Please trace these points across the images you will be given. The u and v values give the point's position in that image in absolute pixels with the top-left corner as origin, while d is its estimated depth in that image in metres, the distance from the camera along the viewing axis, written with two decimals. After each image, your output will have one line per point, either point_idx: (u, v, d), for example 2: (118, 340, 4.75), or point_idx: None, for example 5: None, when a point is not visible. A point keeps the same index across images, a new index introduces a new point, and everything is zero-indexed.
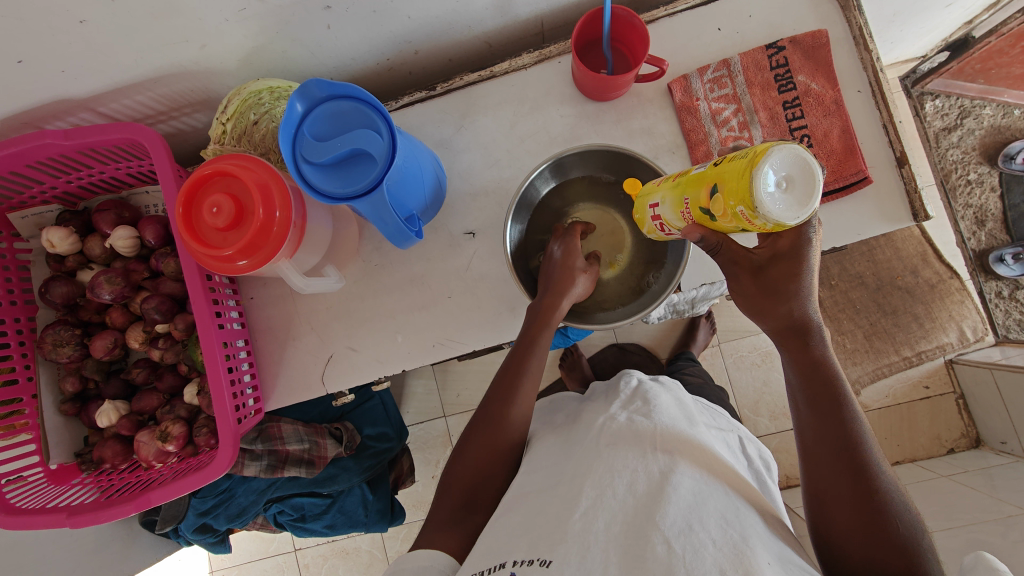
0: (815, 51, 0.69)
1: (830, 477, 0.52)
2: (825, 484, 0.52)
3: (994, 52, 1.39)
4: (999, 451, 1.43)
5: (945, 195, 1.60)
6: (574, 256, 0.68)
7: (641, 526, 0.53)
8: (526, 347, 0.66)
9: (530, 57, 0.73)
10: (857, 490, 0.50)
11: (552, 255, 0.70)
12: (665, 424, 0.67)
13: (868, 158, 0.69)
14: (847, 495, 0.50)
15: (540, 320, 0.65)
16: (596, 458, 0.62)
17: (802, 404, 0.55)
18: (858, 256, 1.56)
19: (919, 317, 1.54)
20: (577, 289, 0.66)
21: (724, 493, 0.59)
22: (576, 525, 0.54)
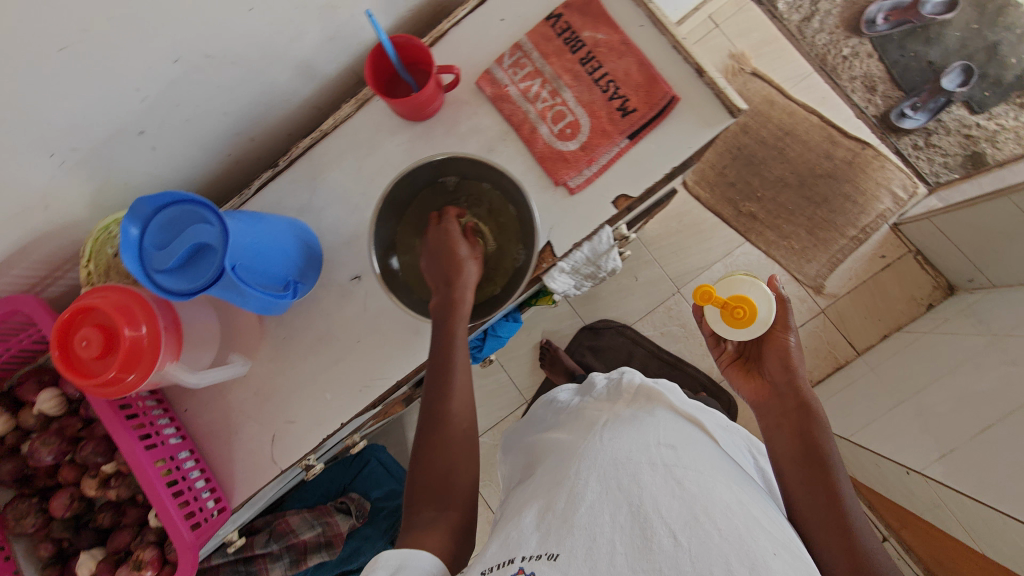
0: (589, 7, 0.74)
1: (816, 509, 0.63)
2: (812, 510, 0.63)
3: None
4: (971, 289, 1.45)
5: (829, 77, 1.63)
6: (454, 243, 0.71)
7: (648, 514, 0.56)
8: (443, 354, 0.69)
9: (351, 105, 0.79)
10: (845, 525, 0.61)
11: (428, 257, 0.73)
12: (666, 422, 0.70)
13: (672, 79, 0.73)
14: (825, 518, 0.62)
15: (450, 319, 0.69)
16: (596, 452, 0.66)
17: (796, 457, 0.67)
18: (771, 162, 1.61)
19: (850, 195, 1.57)
20: (464, 285, 0.69)
21: (728, 483, 0.62)
22: (584, 520, 0.57)
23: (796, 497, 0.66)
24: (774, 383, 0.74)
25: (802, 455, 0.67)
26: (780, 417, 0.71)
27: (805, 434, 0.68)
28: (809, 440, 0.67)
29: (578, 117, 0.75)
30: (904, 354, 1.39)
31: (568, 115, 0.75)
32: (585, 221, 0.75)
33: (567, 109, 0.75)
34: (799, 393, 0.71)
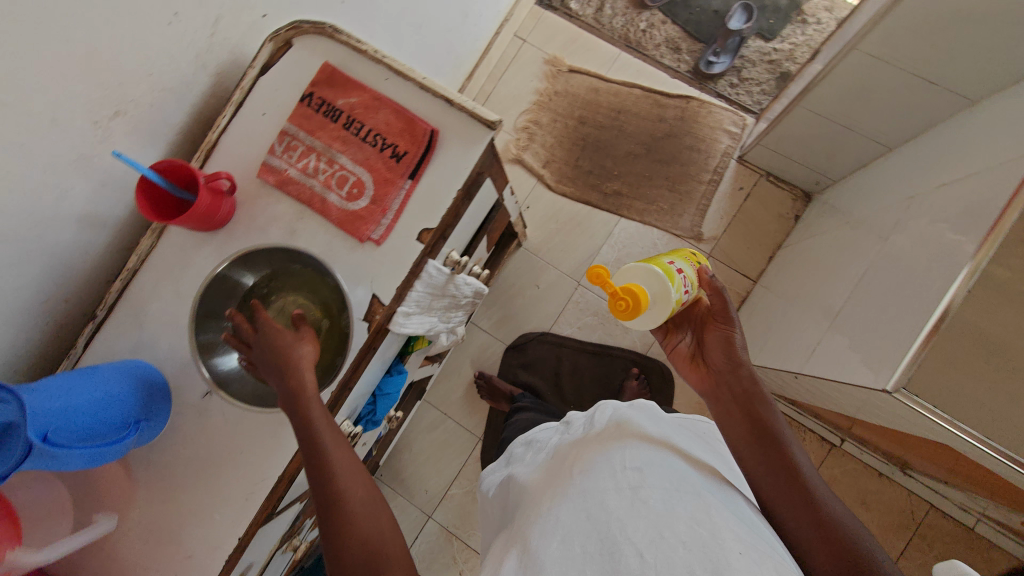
0: (334, 77, 0.80)
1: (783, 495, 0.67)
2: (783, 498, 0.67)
3: None
4: (821, 190, 1.57)
5: (637, 51, 1.77)
6: (279, 336, 0.73)
7: (616, 533, 0.59)
8: (308, 445, 0.70)
9: (151, 236, 0.81)
10: (815, 511, 0.65)
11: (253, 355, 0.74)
12: (636, 443, 0.73)
13: (429, 115, 0.79)
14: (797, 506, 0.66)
15: (302, 405, 0.71)
16: (573, 487, 0.68)
17: (754, 447, 0.72)
18: (615, 140, 1.72)
19: (693, 146, 1.69)
20: (302, 364, 0.73)
21: (692, 490, 0.65)
22: (562, 560, 0.59)
23: (762, 485, 0.70)
24: (719, 374, 0.80)
25: (765, 451, 0.71)
26: (730, 406, 0.77)
27: (757, 423, 0.74)
28: (767, 432, 0.72)
29: (359, 175, 0.79)
30: (787, 268, 1.48)
31: (350, 177, 0.79)
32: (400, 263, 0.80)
33: (348, 171, 0.79)
34: (741, 379, 0.78)
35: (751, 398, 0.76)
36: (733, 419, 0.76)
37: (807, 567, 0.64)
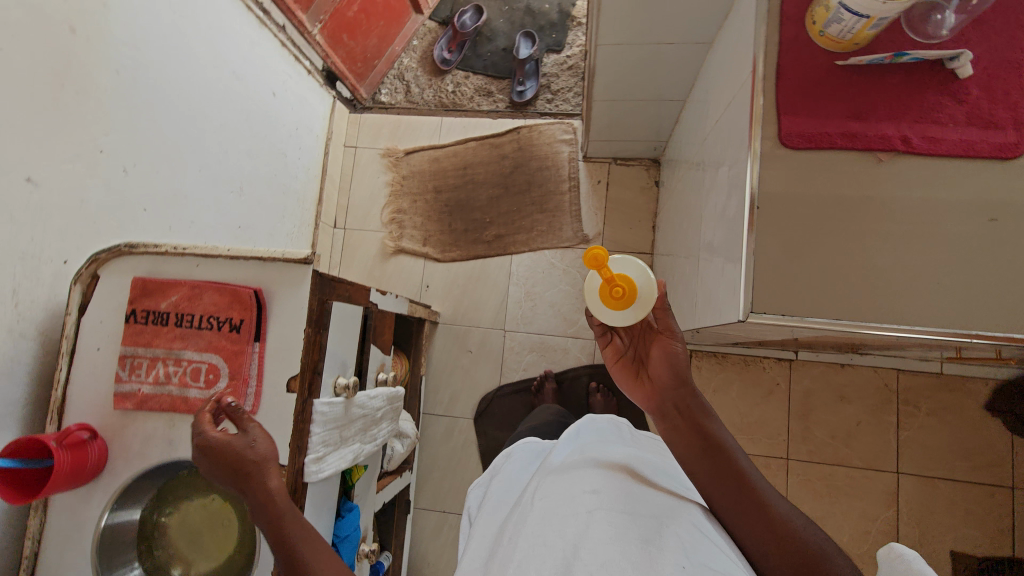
0: (148, 286, 0.83)
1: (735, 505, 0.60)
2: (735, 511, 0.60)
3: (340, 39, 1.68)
4: (662, 152, 1.69)
5: (456, 110, 1.90)
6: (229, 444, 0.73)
7: (566, 560, 0.54)
8: (280, 543, 0.70)
9: (36, 512, 0.80)
10: (767, 520, 0.58)
11: (212, 464, 0.73)
12: (593, 470, 0.68)
13: (248, 277, 0.84)
14: (751, 519, 0.58)
15: (269, 506, 0.71)
16: (526, 515, 0.62)
17: (700, 456, 0.63)
18: (473, 193, 1.83)
19: (540, 166, 1.81)
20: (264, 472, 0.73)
21: (648, 511, 0.60)
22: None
23: (713, 494, 0.62)
24: (662, 386, 0.67)
25: (719, 464, 0.62)
26: (674, 418, 0.65)
27: (702, 431, 0.64)
28: (715, 444, 0.63)
29: (207, 360, 0.81)
30: (667, 231, 1.56)
31: (200, 365, 0.81)
32: (281, 419, 0.81)
33: (195, 362, 0.81)
34: (687, 390, 0.66)
35: (697, 408, 0.65)
36: (679, 433, 0.65)
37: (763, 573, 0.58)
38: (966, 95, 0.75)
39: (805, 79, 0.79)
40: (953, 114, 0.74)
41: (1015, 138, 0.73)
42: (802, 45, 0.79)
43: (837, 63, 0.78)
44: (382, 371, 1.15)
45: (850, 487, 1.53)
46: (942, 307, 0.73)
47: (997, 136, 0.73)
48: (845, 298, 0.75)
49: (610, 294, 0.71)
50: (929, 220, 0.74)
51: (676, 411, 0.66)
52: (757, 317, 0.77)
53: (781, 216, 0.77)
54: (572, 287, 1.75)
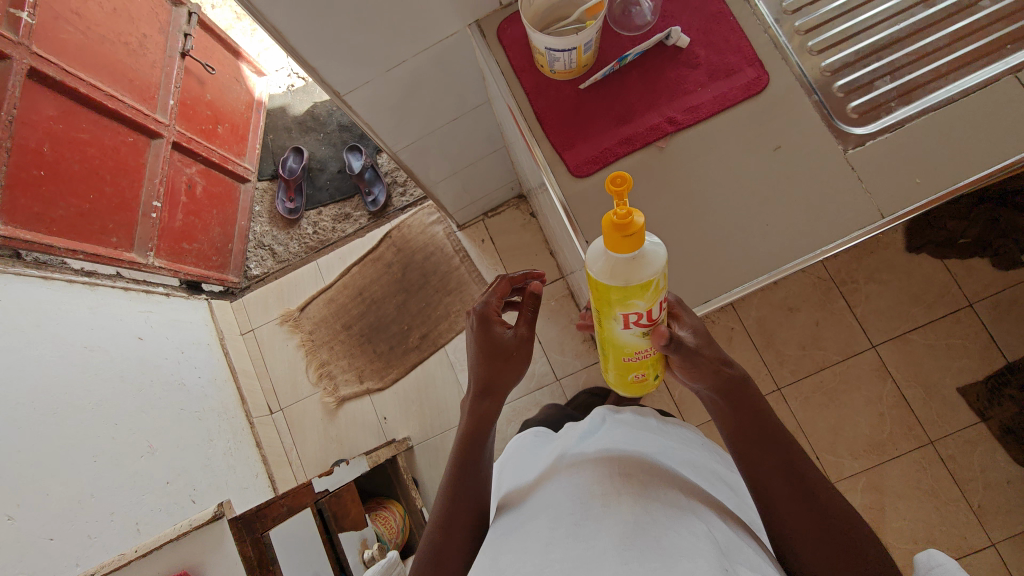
0: None
1: (784, 491, 0.61)
2: (781, 497, 0.61)
3: (177, 247, 1.63)
4: (520, 188, 1.73)
5: (326, 246, 1.90)
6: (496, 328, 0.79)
7: (593, 532, 0.55)
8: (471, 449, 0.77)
9: None
10: (819, 513, 0.59)
11: (479, 349, 0.79)
12: (627, 455, 0.69)
13: (173, 560, 0.90)
14: (799, 508, 0.60)
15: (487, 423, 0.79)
16: (559, 496, 0.63)
17: (749, 437, 0.64)
18: (380, 310, 1.81)
19: (426, 255, 1.82)
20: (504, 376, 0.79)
21: (675, 503, 0.61)
22: (518, 548, 0.58)
23: (759, 478, 0.63)
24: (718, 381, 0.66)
25: (784, 464, 0.62)
26: (725, 402, 0.66)
27: (754, 415, 0.65)
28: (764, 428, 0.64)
29: None
30: (561, 254, 1.58)
31: None
32: None
33: None
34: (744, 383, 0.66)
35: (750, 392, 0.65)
36: (727, 412, 0.65)
37: (795, 561, 0.60)
38: (696, 59, 0.80)
39: (562, 112, 0.82)
40: (695, 80, 0.79)
41: (753, 74, 0.78)
42: (545, 86, 0.83)
43: (580, 88, 0.82)
44: (366, 549, 1.09)
45: (843, 382, 1.55)
46: (782, 241, 0.75)
47: (739, 79, 0.78)
48: (702, 279, 0.77)
49: (629, 242, 0.52)
50: (728, 176, 0.77)
51: (730, 397, 0.65)
52: None
53: None
54: None
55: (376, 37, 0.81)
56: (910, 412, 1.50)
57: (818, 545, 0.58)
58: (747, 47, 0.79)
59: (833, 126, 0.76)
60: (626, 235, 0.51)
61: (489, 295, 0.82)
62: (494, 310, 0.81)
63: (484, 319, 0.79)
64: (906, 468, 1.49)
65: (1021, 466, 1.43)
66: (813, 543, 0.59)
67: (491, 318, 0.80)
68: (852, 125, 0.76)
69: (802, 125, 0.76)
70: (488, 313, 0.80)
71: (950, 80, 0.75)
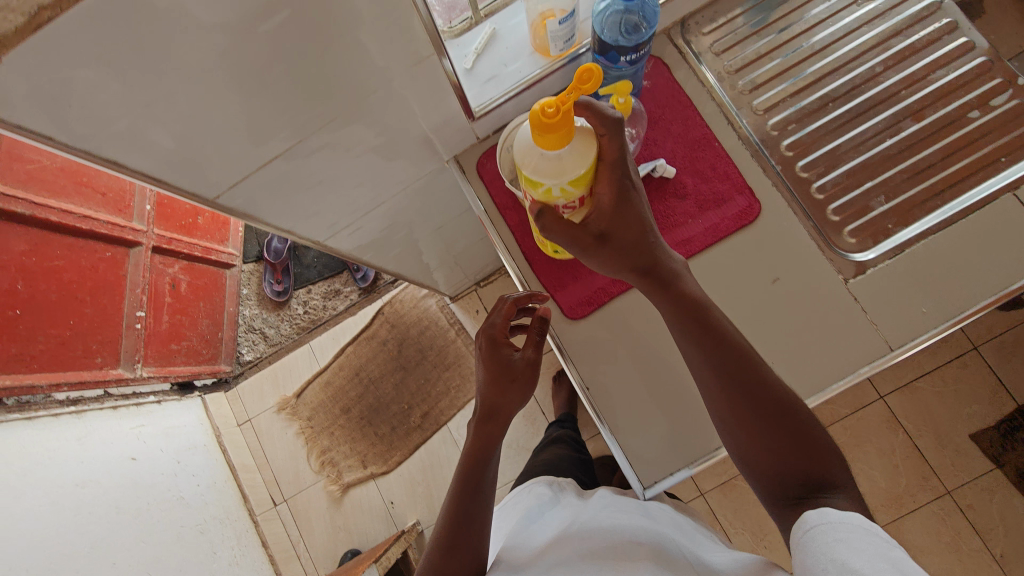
0: None
1: (747, 410, 0.63)
2: (746, 419, 0.63)
3: (166, 352, 1.60)
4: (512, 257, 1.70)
5: (319, 326, 1.87)
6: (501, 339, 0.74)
7: None
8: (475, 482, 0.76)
9: None
10: (780, 424, 0.62)
11: (487, 369, 0.75)
12: (637, 535, 0.69)
13: None
14: (762, 425, 0.63)
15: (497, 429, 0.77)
16: None
17: (703, 348, 0.64)
18: (379, 389, 1.77)
19: (420, 328, 1.78)
20: (514, 395, 0.75)
21: None
22: None
23: (721, 397, 0.64)
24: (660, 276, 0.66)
25: (726, 370, 0.63)
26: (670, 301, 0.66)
27: (703, 322, 0.65)
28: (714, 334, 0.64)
29: None
30: None
31: None
32: None
33: None
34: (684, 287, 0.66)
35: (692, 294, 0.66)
36: (676, 314, 0.65)
37: (759, 469, 0.64)
38: (684, 189, 0.77)
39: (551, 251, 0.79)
40: (685, 212, 0.77)
41: (744, 202, 0.76)
42: (531, 225, 0.80)
43: None
44: None
45: (856, 436, 1.52)
46: (793, 379, 0.72)
47: (730, 209, 0.76)
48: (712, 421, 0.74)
49: (549, 135, 0.52)
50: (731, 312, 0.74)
51: (663, 290, 0.66)
52: (711, 458, 0.73)
53: (613, 383, 0.76)
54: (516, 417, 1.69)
55: (352, 193, 0.78)
56: (924, 462, 1.49)
57: (783, 458, 0.63)
58: (735, 174, 0.77)
59: (833, 253, 0.74)
60: (544, 132, 0.52)
61: (495, 317, 0.74)
62: (501, 333, 0.75)
63: (491, 342, 0.75)
64: (927, 521, 1.46)
65: None
66: (777, 453, 0.63)
67: (499, 341, 0.75)
68: (853, 251, 0.74)
69: (800, 255, 0.74)
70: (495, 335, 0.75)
71: (947, 198, 0.73)
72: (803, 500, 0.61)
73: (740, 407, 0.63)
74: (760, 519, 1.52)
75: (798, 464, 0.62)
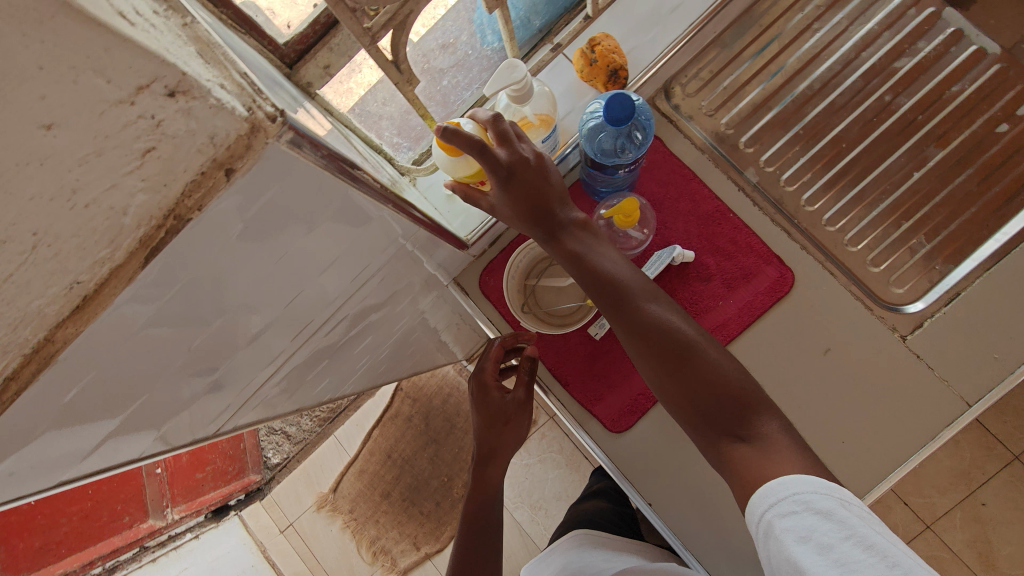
0: None
1: (654, 354, 0.52)
2: (658, 366, 0.52)
3: (193, 485, 1.54)
4: None
5: (338, 414, 1.80)
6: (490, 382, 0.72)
7: None
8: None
9: None
10: (694, 363, 0.51)
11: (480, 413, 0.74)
12: None
13: None
14: (676, 376, 0.52)
15: None
16: None
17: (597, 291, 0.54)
18: (414, 467, 1.72)
19: (443, 397, 1.73)
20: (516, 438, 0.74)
21: None
22: None
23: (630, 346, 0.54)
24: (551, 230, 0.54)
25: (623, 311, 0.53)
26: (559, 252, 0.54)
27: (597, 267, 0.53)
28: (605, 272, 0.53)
29: None
30: None
31: None
32: None
33: None
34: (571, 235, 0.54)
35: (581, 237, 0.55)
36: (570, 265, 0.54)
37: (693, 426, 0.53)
38: (707, 270, 0.71)
39: (579, 362, 0.73)
40: (714, 294, 0.71)
41: (775, 272, 0.70)
42: (550, 337, 0.74)
43: (592, 336, 0.73)
44: None
45: None
46: (871, 456, 0.66)
47: (760, 282, 0.70)
48: None
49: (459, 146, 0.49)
50: (789, 397, 0.68)
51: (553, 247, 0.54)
52: None
53: (677, 494, 0.70)
54: (560, 468, 1.63)
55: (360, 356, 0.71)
56: (986, 432, 1.43)
57: (706, 401, 0.51)
58: (759, 244, 0.71)
59: (881, 310, 0.68)
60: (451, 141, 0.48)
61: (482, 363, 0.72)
62: (492, 377, 0.72)
63: (479, 387, 0.72)
64: (1000, 490, 1.42)
65: None
66: (700, 401, 0.51)
67: (486, 387, 0.72)
68: (903, 302, 0.68)
69: (849, 320, 0.68)
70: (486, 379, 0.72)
71: (990, 227, 0.68)
72: (744, 438, 0.50)
73: (650, 354, 0.53)
74: None
75: (726, 409, 0.51)
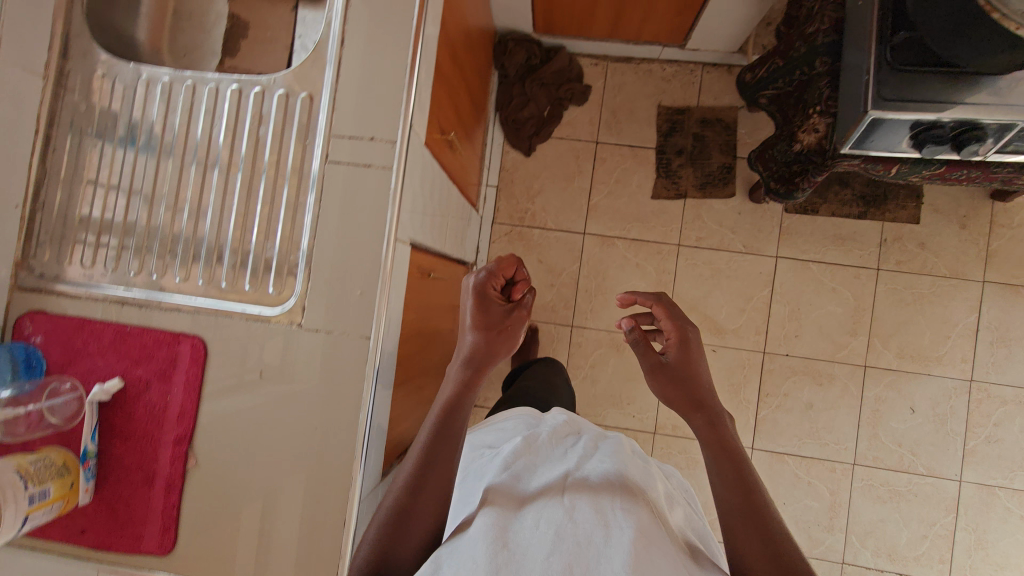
0: None
1: (728, 466, 0.68)
2: (726, 474, 0.68)
3: None
4: None
5: None
6: (493, 306, 0.75)
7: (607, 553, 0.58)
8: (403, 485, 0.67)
9: None
10: (747, 496, 0.65)
11: (474, 324, 0.75)
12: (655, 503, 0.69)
13: None
14: (734, 489, 0.66)
15: None
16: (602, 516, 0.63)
17: (709, 426, 0.72)
18: None
19: None
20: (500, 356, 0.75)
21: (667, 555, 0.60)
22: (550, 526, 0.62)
23: (716, 460, 0.69)
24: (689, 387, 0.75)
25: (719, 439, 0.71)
26: (706, 420, 0.73)
27: (720, 431, 0.72)
28: (723, 426, 0.72)
29: None
30: None
31: None
32: None
33: None
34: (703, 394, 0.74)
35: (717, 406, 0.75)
36: (698, 414, 0.73)
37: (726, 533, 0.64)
38: (141, 380, 0.78)
39: (100, 522, 0.78)
40: (158, 393, 0.78)
41: (188, 345, 0.78)
42: (63, 522, 0.78)
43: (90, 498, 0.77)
44: None
45: (598, 273, 1.66)
46: (337, 421, 0.77)
47: (183, 360, 0.78)
48: (326, 505, 0.77)
49: None
50: (258, 427, 0.78)
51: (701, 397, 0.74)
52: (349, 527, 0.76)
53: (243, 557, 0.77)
54: None
55: None
56: (648, 243, 1.65)
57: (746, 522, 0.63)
58: (161, 333, 0.78)
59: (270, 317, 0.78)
60: None
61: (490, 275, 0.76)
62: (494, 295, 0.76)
63: (482, 295, 0.75)
64: (689, 275, 1.63)
65: (733, 195, 1.62)
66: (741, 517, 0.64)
67: (488, 295, 0.75)
68: (285, 300, 0.79)
69: (257, 339, 0.78)
70: (487, 289, 0.75)
71: (300, 200, 0.79)
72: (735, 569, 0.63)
73: (726, 471, 0.68)
74: (606, 392, 1.64)
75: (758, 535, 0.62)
